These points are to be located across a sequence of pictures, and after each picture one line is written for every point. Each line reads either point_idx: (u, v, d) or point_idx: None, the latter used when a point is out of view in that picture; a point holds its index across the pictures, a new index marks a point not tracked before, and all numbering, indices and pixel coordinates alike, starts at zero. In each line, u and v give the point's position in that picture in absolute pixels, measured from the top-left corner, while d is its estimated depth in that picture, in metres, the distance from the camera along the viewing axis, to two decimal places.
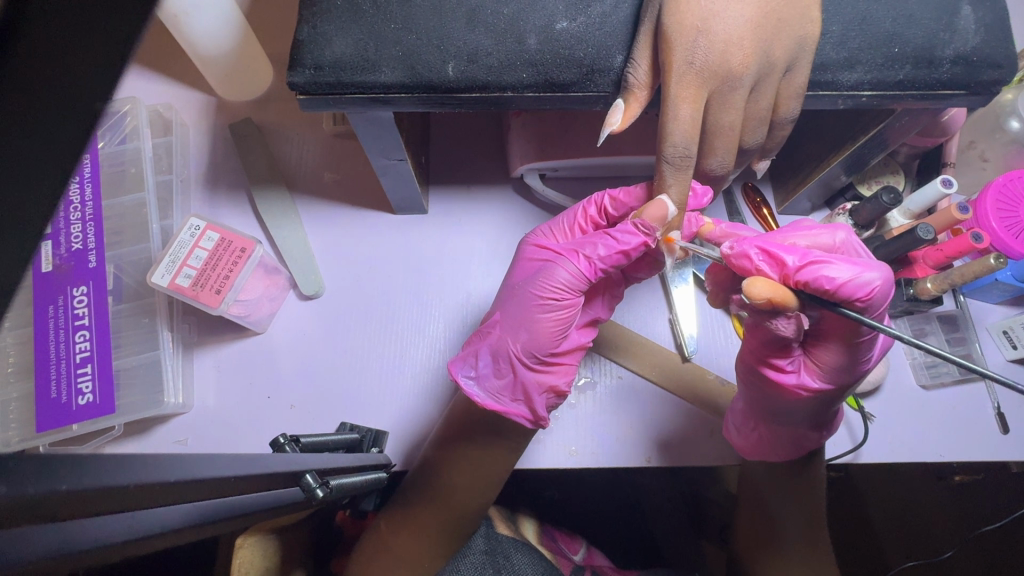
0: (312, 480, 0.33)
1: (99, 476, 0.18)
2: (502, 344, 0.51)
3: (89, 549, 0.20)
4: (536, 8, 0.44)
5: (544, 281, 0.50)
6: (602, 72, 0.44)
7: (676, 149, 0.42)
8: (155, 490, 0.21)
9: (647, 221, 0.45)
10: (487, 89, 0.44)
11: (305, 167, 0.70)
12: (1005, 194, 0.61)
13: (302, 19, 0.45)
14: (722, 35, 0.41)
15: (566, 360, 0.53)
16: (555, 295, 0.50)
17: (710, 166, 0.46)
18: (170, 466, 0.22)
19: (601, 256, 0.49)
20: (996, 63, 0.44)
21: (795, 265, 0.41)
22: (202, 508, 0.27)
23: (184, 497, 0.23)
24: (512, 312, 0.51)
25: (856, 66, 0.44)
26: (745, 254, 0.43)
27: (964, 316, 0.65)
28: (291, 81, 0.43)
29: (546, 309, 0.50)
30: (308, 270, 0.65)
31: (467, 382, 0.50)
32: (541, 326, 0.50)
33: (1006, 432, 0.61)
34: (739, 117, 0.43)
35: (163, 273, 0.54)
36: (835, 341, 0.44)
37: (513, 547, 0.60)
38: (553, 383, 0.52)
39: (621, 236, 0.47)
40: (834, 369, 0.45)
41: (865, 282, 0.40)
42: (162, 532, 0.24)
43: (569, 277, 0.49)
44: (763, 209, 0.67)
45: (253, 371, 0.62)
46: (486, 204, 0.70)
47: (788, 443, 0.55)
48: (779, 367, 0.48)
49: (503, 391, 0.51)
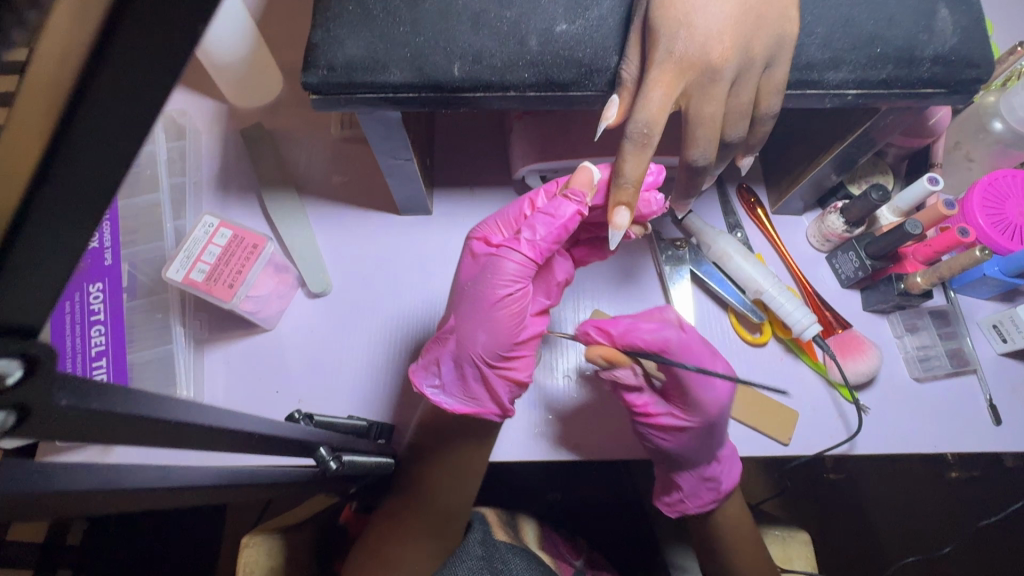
0: (326, 453, 0.36)
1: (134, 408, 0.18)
2: (463, 351, 0.53)
3: (132, 488, 0.23)
4: (537, 12, 0.47)
5: (494, 277, 0.52)
6: (599, 72, 0.46)
7: (636, 125, 0.43)
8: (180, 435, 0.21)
9: (576, 187, 0.51)
10: (491, 88, 0.46)
11: (313, 170, 0.73)
12: (990, 193, 0.64)
13: (316, 23, 0.47)
14: (704, 30, 0.43)
15: (526, 351, 0.55)
16: (506, 289, 0.52)
17: (691, 157, 0.47)
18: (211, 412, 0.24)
19: (544, 238, 0.51)
20: (974, 63, 0.47)
21: (617, 333, 0.58)
22: (201, 477, 0.28)
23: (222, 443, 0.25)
24: (466, 313, 0.53)
25: (840, 66, 0.47)
26: (586, 332, 0.60)
27: (954, 311, 0.67)
28: (304, 82, 0.46)
29: (499, 306, 0.52)
30: (315, 269, 0.67)
31: (432, 389, 0.54)
32: (497, 323, 0.52)
33: (998, 423, 0.63)
34: (721, 108, 0.45)
35: (177, 268, 0.56)
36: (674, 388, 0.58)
37: (510, 552, 0.60)
38: (515, 376, 0.54)
39: (559, 213, 0.50)
40: (697, 403, 0.59)
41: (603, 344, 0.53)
42: (167, 489, 0.25)
43: (518, 268, 0.52)
44: (758, 210, 0.70)
45: (262, 367, 0.64)
46: (489, 205, 0.72)
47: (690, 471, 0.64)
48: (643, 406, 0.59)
49: (467, 391, 0.54)
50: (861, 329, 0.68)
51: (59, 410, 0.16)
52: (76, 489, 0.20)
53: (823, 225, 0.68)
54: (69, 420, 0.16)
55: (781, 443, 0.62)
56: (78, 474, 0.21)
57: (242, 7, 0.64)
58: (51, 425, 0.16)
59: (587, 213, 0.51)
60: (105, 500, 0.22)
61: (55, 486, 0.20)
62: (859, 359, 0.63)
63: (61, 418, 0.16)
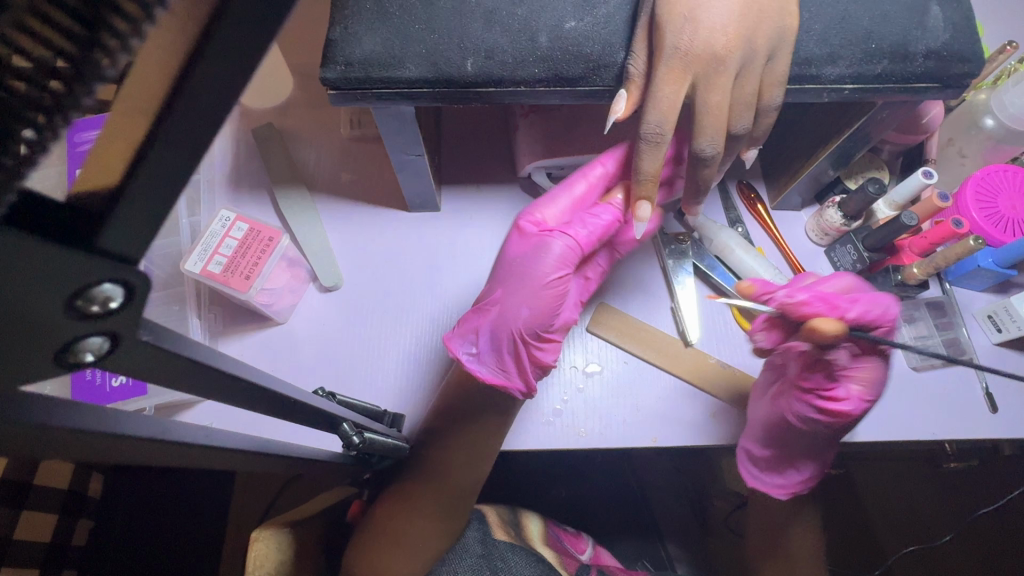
0: (349, 428, 0.37)
1: (188, 351, 0.24)
2: (504, 322, 0.57)
3: (130, 438, 0.24)
4: (546, 10, 0.49)
5: (543, 259, 0.57)
6: (607, 67, 0.48)
7: (650, 125, 0.46)
8: (217, 383, 0.26)
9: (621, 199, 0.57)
10: (503, 83, 0.48)
11: (323, 168, 0.74)
12: (983, 187, 0.66)
13: (334, 21, 0.49)
14: (707, 22, 0.45)
15: (556, 338, 0.59)
16: (553, 271, 0.57)
17: (701, 146, 0.48)
18: (228, 363, 0.26)
19: (591, 233, 0.58)
20: (965, 58, 0.49)
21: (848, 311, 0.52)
22: (226, 442, 0.31)
23: (238, 393, 0.27)
24: (512, 289, 0.57)
25: (838, 61, 0.49)
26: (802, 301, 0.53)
27: (951, 302, 0.69)
28: (323, 77, 0.47)
29: (544, 286, 0.57)
30: (327, 263, 0.69)
31: (467, 356, 0.57)
32: (541, 300, 0.57)
33: (995, 411, 0.64)
34: (726, 98, 0.47)
35: (196, 260, 0.58)
36: (872, 360, 0.54)
37: (510, 551, 0.63)
38: (545, 358, 0.58)
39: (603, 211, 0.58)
40: (876, 380, 0.54)
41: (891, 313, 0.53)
42: (203, 446, 0.28)
43: (565, 253, 0.57)
44: (758, 205, 0.72)
45: (274, 358, 0.65)
46: (496, 202, 0.74)
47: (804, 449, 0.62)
48: (836, 399, 0.56)
49: (502, 364, 0.57)
50: None
51: (141, 343, 0.21)
52: (132, 434, 0.25)
53: (821, 219, 0.69)
54: (148, 351, 0.22)
55: None
56: (132, 423, 0.25)
57: None
58: (127, 357, 0.22)
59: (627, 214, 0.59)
60: (150, 450, 0.26)
61: (111, 428, 0.23)
62: None
63: (144, 350, 0.22)
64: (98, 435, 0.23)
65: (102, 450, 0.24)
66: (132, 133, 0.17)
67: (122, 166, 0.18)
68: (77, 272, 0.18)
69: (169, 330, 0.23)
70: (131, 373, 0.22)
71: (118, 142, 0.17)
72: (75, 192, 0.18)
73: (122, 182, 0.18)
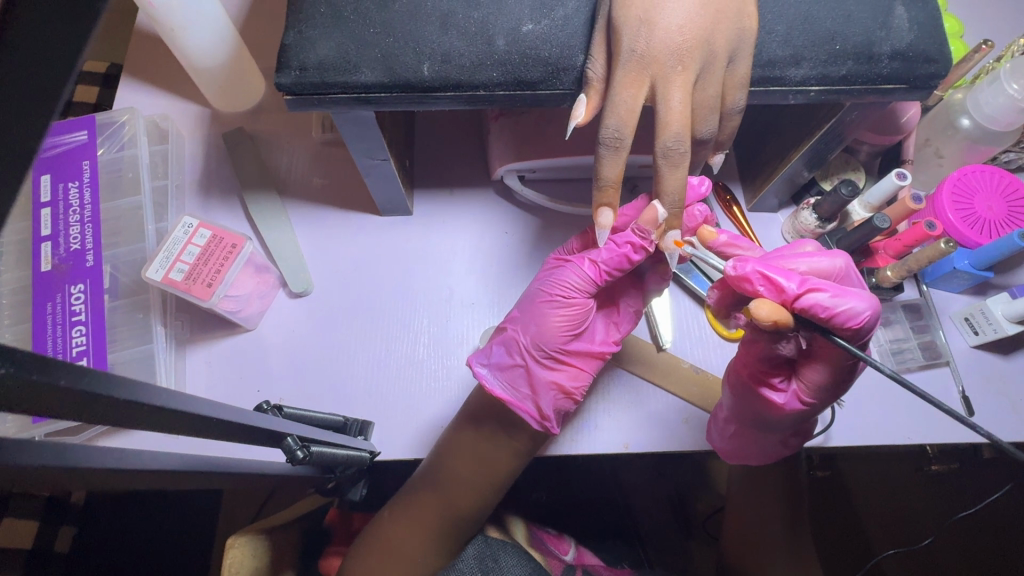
0: (293, 442, 0.36)
1: (97, 386, 0.21)
2: (514, 338, 0.57)
3: (37, 467, 0.23)
4: (504, 13, 0.48)
5: (556, 282, 0.56)
6: (566, 71, 0.47)
7: (608, 129, 0.44)
8: (155, 416, 0.24)
9: (641, 224, 0.52)
10: (461, 88, 0.47)
11: (295, 172, 0.74)
12: (959, 188, 0.66)
13: (289, 25, 0.48)
14: (663, 24, 0.44)
15: (576, 364, 0.57)
16: (565, 294, 0.56)
17: (666, 144, 0.44)
18: (163, 395, 0.25)
19: (606, 260, 0.54)
20: (931, 58, 0.48)
21: (794, 291, 0.44)
22: (154, 463, 0.30)
23: (175, 426, 0.26)
24: (526, 310, 0.58)
25: (801, 62, 0.48)
26: (746, 276, 0.46)
27: (928, 305, 0.68)
28: (278, 82, 0.47)
29: (556, 307, 0.56)
30: (297, 269, 0.68)
31: (482, 369, 0.56)
32: (551, 320, 0.56)
33: (971, 414, 0.63)
34: (688, 96, 0.44)
35: (157, 268, 0.57)
36: (818, 363, 0.47)
37: (502, 549, 0.63)
38: (560, 384, 0.56)
39: (621, 238, 0.53)
40: (818, 386, 0.47)
41: (856, 312, 0.43)
42: (117, 469, 0.27)
43: (578, 279, 0.56)
44: (733, 207, 0.71)
45: (241, 365, 0.64)
46: (469, 205, 0.73)
47: (767, 444, 0.57)
48: (770, 388, 0.50)
49: (515, 384, 0.56)
50: None
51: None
52: (25, 463, 0.23)
53: (796, 221, 0.69)
54: (13, 389, 0.18)
55: None
56: (30, 450, 0.23)
57: (222, 11, 0.65)
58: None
59: (651, 249, 0.52)
60: (62, 476, 0.25)
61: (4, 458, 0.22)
62: None
63: (7, 387, 0.18)
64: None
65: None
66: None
67: None
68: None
69: (51, 358, 0.19)
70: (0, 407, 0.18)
71: None
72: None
73: None
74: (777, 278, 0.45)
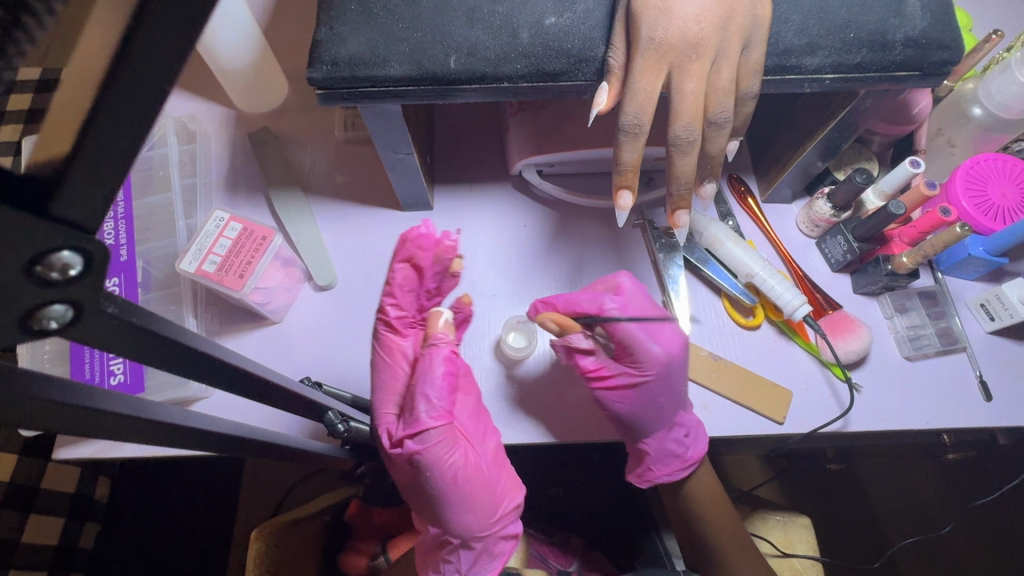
0: (334, 419, 0.38)
1: (178, 335, 0.25)
2: (455, 528, 0.59)
3: (110, 413, 0.27)
4: (527, 7, 0.50)
5: (432, 463, 0.56)
6: (588, 61, 0.49)
7: (628, 117, 0.47)
8: (213, 371, 0.27)
9: (433, 333, 0.61)
10: (486, 80, 0.49)
11: (318, 170, 0.76)
12: (973, 176, 0.66)
13: (320, 22, 0.50)
14: (680, 14, 0.46)
15: (502, 495, 0.61)
16: (446, 460, 0.56)
17: (676, 133, 0.48)
18: (228, 353, 0.28)
19: (438, 396, 0.57)
20: (944, 45, 0.49)
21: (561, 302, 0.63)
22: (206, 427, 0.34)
23: (233, 384, 0.29)
24: (444, 504, 0.58)
25: (817, 51, 0.49)
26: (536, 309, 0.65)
27: (943, 291, 0.69)
28: (310, 76, 0.48)
29: (458, 478, 0.57)
30: (321, 263, 0.69)
31: (453, 570, 0.61)
32: (466, 495, 0.58)
33: (989, 399, 0.64)
34: (701, 83, 0.46)
35: (191, 260, 0.59)
36: (619, 337, 0.62)
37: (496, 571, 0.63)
38: (506, 514, 0.61)
39: (431, 367, 0.58)
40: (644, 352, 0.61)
41: (600, 304, 0.62)
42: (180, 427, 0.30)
43: (442, 444, 0.56)
44: (748, 198, 0.73)
45: (270, 356, 0.66)
46: (488, 199, 0.75)
47: (674, 449, 0.64)
48: (613, 379, 0.62)
49: (485, 552, 0.61)
50: (852, 311, 0.69)
51: (106, 314, 0.22)
52: (103, 408, 0.27)
53: (811, 211, 0.70)
54: (114, 325, 0.22)
55: (776, 421, 0.63)
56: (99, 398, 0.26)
57: (249, 13, 0.67)
58: (95, 326, 0.22)
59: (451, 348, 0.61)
60: (119, 425, 0.28)
61: (83, 402, 0.26)
62: (850, 338, 0.65)
63: (109, 322, 0.22)
64: (61, 406, 0.25)
65: (62, 421, 0.25)
66: (79, 98, 0.18)
67: (72, 132, 0.18)
68: (33, 236, 0.18)
69: (142, 308, 0.24)
70: (98, 346, 0.22)
71: (70, 115, 0.18)
72: (28, 161, 0.19)
73: (74, 149, 0.18)
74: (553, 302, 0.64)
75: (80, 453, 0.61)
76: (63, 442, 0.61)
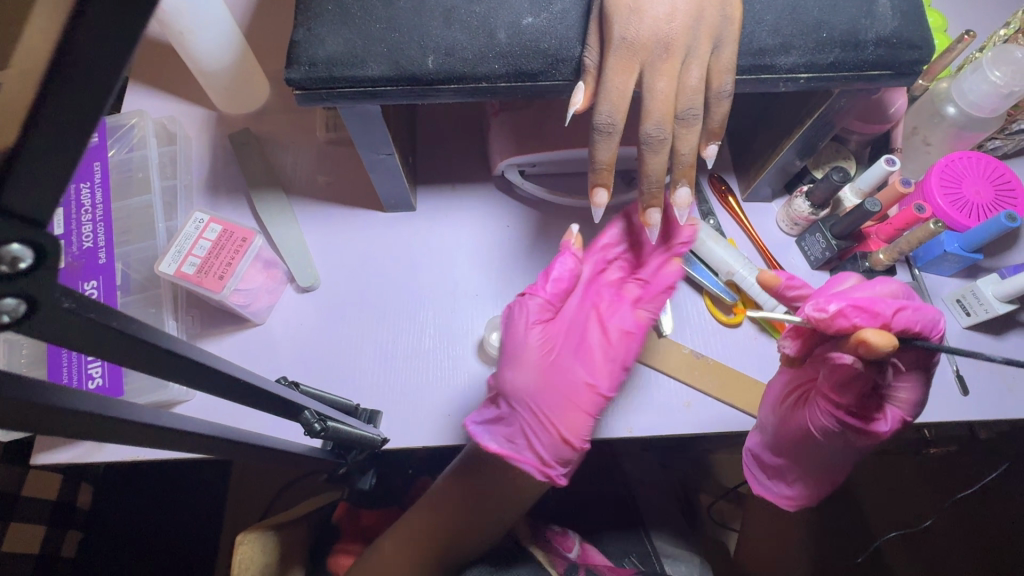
0: (309, 418, 0.38)
1: (142, 332, 0.25)
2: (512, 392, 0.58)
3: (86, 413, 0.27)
4: (504, 7, 0.50)
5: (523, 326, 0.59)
6: (565, 61, 0.49)
7: (602, 116, 0.47)
8: (183, 368, 0.27)
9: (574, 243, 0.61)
10: (463, 80, 0.49)
11: (300, 170, 0.75)
12: (947, 173, 0.67)
13: (298, 23, 0.50)
14: (653, 13, 0.46)
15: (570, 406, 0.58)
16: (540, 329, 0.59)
17: (647, 130, 0.47)
18: (195, 351, 0.28)
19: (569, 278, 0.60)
20: (914, 44, 0.50)
21: (890, 313, 0.49)
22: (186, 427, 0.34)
23: (201, 380, 0.29)
24: (518, 368, 0.58)
25: (790, 50, 0.50)
26: (841, 314, 0.50)
27: (920, 288, 0.70)
28: (288, 77, 0.48)
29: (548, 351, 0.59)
30: (304, 264, 0.69)
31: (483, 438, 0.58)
32: (535, 367, 0.58)
33: (966, 393, 0.65)
34: (673, 82, 0.47)
35: (170, 262, 0.59)
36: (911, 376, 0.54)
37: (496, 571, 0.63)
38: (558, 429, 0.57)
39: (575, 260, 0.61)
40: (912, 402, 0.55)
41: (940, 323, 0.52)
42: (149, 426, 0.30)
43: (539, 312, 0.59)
44: (729, 197, 0.73)
45: (252, 358, 0.65)
46: (470, 199, 0.75)
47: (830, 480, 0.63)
48: (873, 419, 0.54)
49: (515, 438, 0.58)
50: None
51: (63, 310, 0.21)
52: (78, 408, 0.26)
53: (790, 209, 0.71)
54: (72, 322, 0.22)
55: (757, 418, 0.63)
56: (74, 396, 0.26)
57: (229, 14, 0.67)
58: (51, 321, 0.21)
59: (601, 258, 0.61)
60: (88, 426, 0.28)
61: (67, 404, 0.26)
62: None
63: (65, 319, 0.22)
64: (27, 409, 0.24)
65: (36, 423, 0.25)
66: (29, 96, 0.18)
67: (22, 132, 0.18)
68: None
69: (102, 305, 0.23)
70: (57, 342, 0.22)
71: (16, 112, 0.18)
72: None
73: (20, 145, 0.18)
74: (873, 307, 0.49)
75: (58, 458, 0.60)
76: (42, 448, 0.60)
